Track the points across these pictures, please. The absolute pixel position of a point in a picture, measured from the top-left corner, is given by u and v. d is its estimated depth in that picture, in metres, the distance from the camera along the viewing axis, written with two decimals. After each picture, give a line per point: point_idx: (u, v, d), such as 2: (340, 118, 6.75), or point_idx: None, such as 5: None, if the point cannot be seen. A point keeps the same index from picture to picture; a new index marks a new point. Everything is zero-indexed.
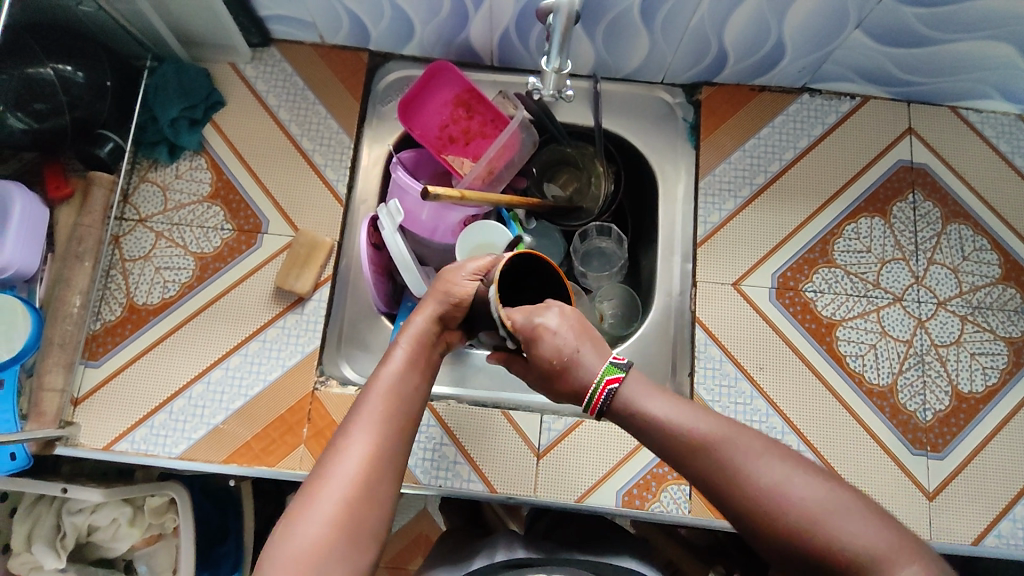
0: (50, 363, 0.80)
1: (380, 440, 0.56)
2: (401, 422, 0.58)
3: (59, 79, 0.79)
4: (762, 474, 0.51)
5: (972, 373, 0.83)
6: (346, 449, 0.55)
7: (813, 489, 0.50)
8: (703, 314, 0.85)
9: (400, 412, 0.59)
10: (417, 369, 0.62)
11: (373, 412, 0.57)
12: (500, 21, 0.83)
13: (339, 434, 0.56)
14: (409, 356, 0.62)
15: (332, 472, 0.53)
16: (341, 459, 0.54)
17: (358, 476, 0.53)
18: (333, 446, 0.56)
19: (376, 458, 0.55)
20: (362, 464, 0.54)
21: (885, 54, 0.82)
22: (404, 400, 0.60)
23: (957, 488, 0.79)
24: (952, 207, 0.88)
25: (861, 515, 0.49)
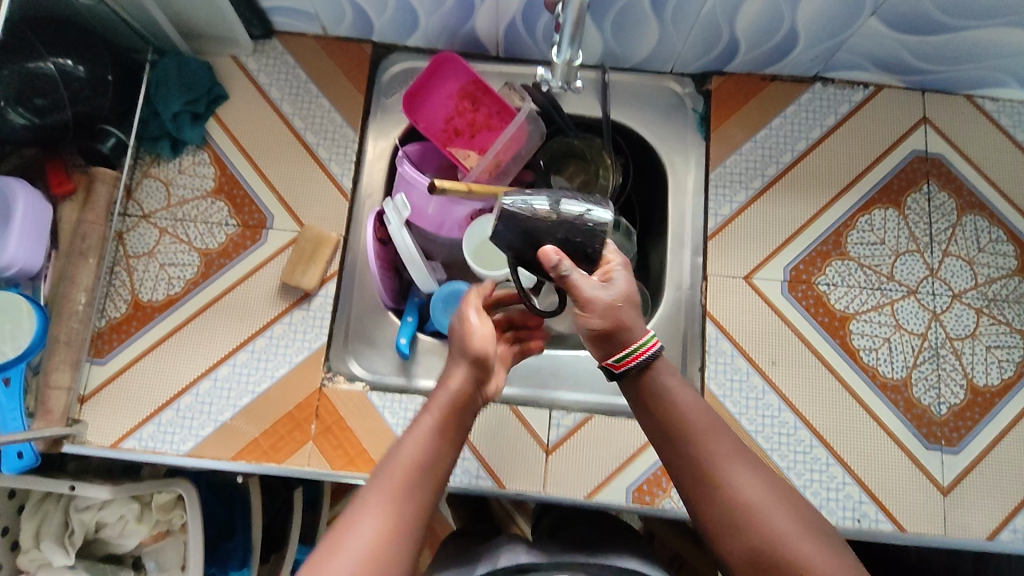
0: (58, 360, 0.79)
1: (398, 511, 0.52)
2: (422, 497, 0.54)
3: (59, 74, 0.77)
4: (743, 490, 0.54)
5: (988, 366, 0.81)
6: (360, 518, 0.51)
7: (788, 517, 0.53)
8: (714, 308, 0.84)
9: (421, 488, 0.55)
10: (445, 441, 0.58)
11: (391, 480, 0.54)
12: (507, 12, 0.82)
13: (354, 504, 0.53)
14: (438, 425, 0.58)
15: (343, 543, 0.50)
16: (352, 534, 0.51)
17: (373, 551, 0.50)
18: (346, 513, 0.52)
19: (391, 535, 0.51)
20: (378, 544, 0.50)
21: (900, 42, 0.80)
22: (428, 469, 0.56)
23: (972, 482, 0.78)
24: (967, 197, 0.86)
25: (824, 550, 0.51)
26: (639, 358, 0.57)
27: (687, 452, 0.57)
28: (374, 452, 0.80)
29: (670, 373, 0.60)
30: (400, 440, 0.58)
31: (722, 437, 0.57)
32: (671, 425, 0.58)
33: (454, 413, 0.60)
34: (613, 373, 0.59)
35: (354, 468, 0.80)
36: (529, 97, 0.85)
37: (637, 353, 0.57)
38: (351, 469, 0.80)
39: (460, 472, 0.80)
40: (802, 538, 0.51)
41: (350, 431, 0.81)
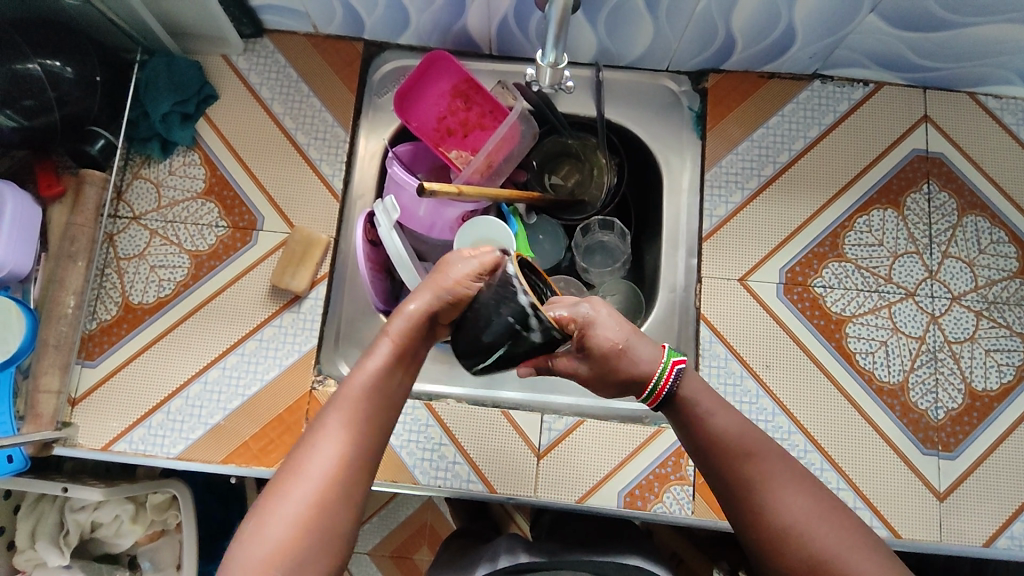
0: (46, 365, 0.79)
1: (353, 433, 0.56)
2: (376, 418, 0.58)
3: (47, 75, 0.77)
4: (786, 510, 0.55)
5: (987, 370, 0.80)
6: (317, 442, 0.55)
7: (831, 533, 0.54)
8: (708, 311, 0.83)
9: (373, 409, 0.57)
10: (398, 364, 0.60)
11: (348, 407, 0.56)
12: (498, 9, 0.80)
13: (310, 430, 0.56)
14: (395, 349, 0.60)
15: (302, 466, 0.53)
16: (311, 458, 0.54)
17: (327, 476, 0.53)
18: (306, 438, 0.55)
19: (345, 459, 0.54)
20: (334, 464, 0.54)
21: (899, 38, 0.78)
22: (383, 394, 0.58)
23: (969, 488, 0.77)
24: (968, 198, 0.84)
25: (874, 563, 0.53)
26: (665, 387, 0.60)
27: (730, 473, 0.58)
28: None
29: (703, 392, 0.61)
30: (354, 364, 0.59)
31: (769, 457, 0.58)
32: (724, 454, 0.59)
33: (410, 338, 0.61)
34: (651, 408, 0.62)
35: None
36: (522, 96, 0.84)
37: (670, 370, 0.60)
38: None
39: (451, 476, 0.80)
40: (849, 554, 0.53)
41: None
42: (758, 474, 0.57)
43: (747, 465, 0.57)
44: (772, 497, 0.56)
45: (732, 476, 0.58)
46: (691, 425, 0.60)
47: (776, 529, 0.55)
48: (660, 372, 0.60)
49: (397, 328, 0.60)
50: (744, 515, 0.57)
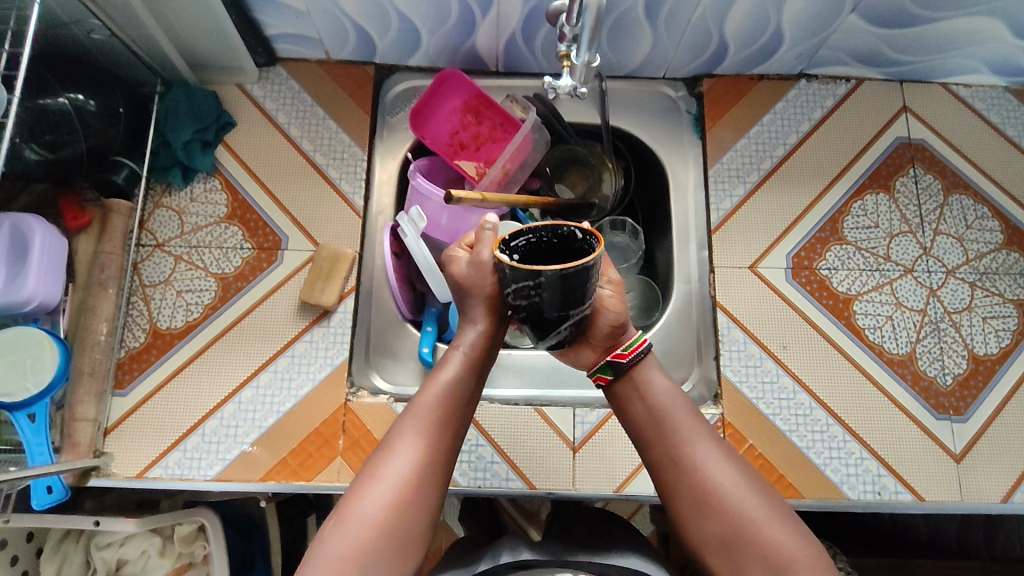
0: (82, 393, 0.79)
1: (427, 444, 0.59)
2: (448, 429, 0.61)
3: (73, 109, 0.78)
4: (712, 473, 0.58)
5: (986, 336, 0.85)
6: (393, 451, 0.58)
7: (754, 499, 0.57)
8: (723, 298, 0.87)
9: (450, 417, 0.61)
10: (472, 374, 0.64)
11: (423, 417, 0.60)
12: (507, 27, 0.85)
13: (391, 434, 0.60)
14: (470, 361, 0.64)
15: (378, 473, 0.57)
16: (392, 460, 0.57)
17: (408, 477, 0.57)
18: (382, 447, 0.59)
19: (424, 461, 0.58)
20: (414, 469, 0.57)
21: (877, 36, 0.85)
22: (455, 406, 0.62)
23: (983, 448, 0.82)
24: (951, 178, 0.91)
25: (791, 531, 0.55)
26: (642, 346, 0.65)
27: (665, 437, 0.62)
28: None
29: (655, 373, 0.66)
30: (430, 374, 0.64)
31: (697, 430, 0.62)
32: (654, 422, 0.63)
33: (481, 353, 0.65)
34: (620, 364, 0.65)
35: None
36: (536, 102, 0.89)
37: (638, 343, 0.66)
38: None
39: (489, 476, 0.81)
40: (766, 519, 0.56)
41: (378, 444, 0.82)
42: (682, 438, 0.61)
43: (675, 436, 0.61)
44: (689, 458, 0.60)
45: (658, 451, 0.62)
46: (631, 395, 0.65)
47: (697, 486, 0.58)
48: (627, 345, 0.66)
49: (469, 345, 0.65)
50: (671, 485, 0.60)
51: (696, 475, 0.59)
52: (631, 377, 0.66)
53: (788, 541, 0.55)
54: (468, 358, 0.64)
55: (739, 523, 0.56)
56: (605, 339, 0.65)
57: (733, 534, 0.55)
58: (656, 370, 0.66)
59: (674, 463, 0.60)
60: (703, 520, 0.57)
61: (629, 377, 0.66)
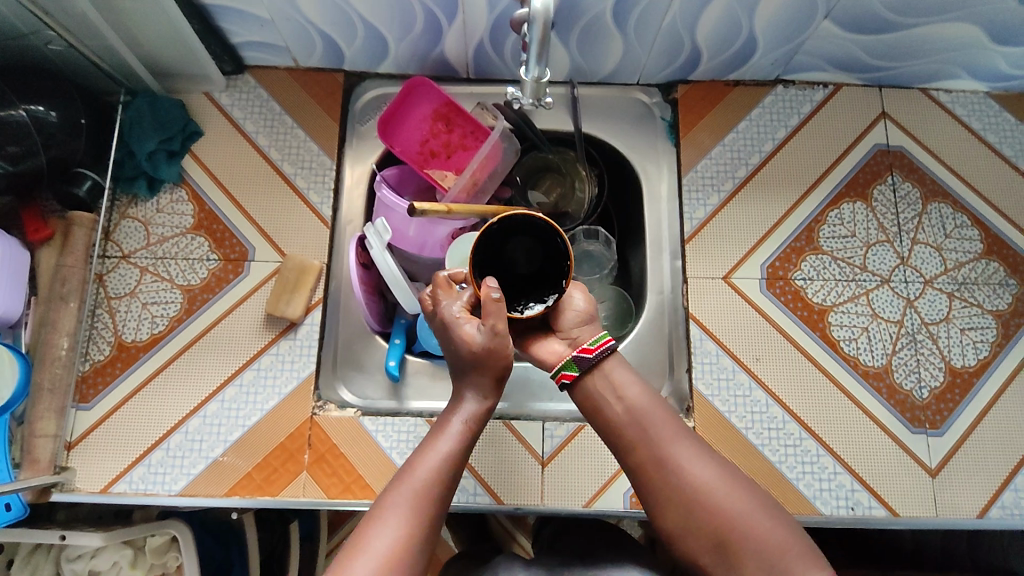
0: (42, 409, 0.78)
1: (416, 516, 0.58)
2: (439, 502, 0.61)
3: (32, 120, 0.79)
4: (694, 472, 0.60)
5: (964, 348, 0.84)
6: (382, 522, 0.57)
7: (739, 498, 0.59)
8: (696, 310, 0.86)
9: (440, 495, 0.61)
10: (466, 450, 0.65)
11: (414, 487, 0.60)
12: (474, 34, 0.83)
13: (380, 507, 0.59)
14: (463, 436, 0.65)
15: (365, 544, 0.56)
16: (380, 532, 0.57)
17: (393, 552, 0.56)
18: (371, 517, 0.59)
19: (410, 537, 0.57)
20: (401, 542, 0.56)
21: (853, 42, 0.83)
22: (448, 479, 0.62)
23: (959, 462, 0.80)
24: (930, 186, 0.89)
25: (777, 525, 0.57)
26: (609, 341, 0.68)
27: (646, 437, 0.63)
28: (370, 479, 0.80)
29: (626, 369, 0.68)
30: (422, 449, 0.64)
31: (674, 426, 0.64)
32: (632, 425, 0.64)
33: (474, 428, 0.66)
34: (585, 359, 0.67)
35: (350, 495, 0.80)
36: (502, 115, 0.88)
37: (603, 341, 0.68)
38: (348, 496, 0.79)
39: (457, 491, 0.80)
40: (754, 515, 0.58)
41: (344, 458, 0.81)
42: (657, 439, 0.63)
43: (651, 436, 0.63)
44: (673, 455, 0.62)
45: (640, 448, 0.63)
46: (608, 397, 0.66)
47: (684, 488, 0.60)
48: (593, 341, 0.68)
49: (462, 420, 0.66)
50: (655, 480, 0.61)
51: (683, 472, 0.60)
52: (605, 376, 0.67)
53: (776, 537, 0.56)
54: (461, 433, 0.65)
55: (724, 520, 0.57)
56: (569, 333, 0.72)
57: (720, 531, 0.57)
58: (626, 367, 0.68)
59: (654, 465, 0.62)
60: (688, 521, 0.59)
61: (599, 371, 0.68)
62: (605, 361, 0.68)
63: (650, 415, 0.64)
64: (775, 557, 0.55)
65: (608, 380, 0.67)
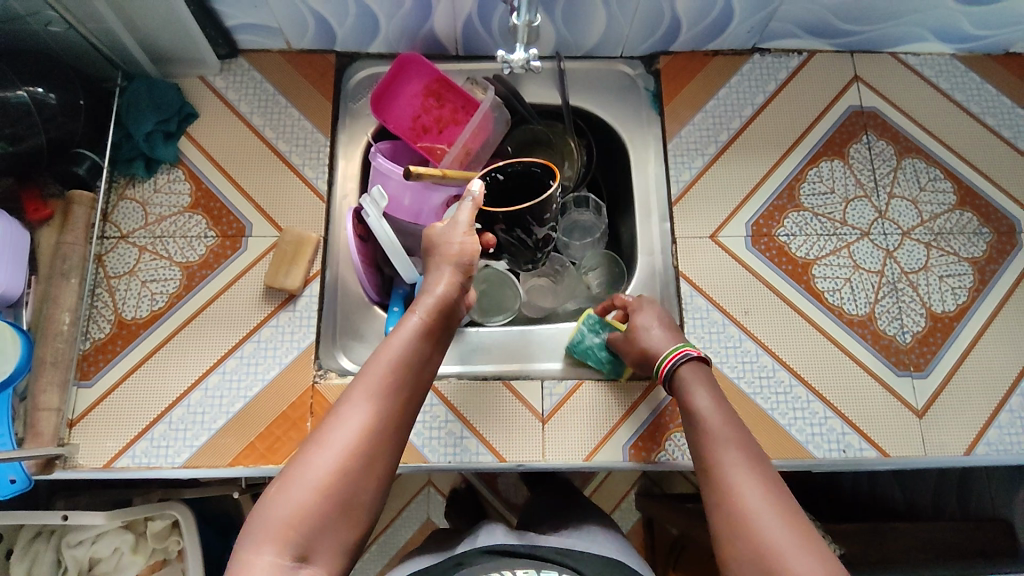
0: (45, 382, 0.79)
1: (378, 404, 0.62)
2: (401, 387, 0.64)
3: (33, 102, 0.79)
4: (746, 494, 0.58)
5: (943, 294, 0.87)
6: (345, 412, 0.61)
7: (782, 527, 0.55)
8: (686, 268, 0.88)
9: (402, 384, 0.64)
10: (426, 339, 0.68)
11: (374, 377, 0.63)
12: (463, 8, 0.86)
13: (342, 402, 0.62)
14: (422, 326, 0.68)
15: (329, 434, 0.59)
16: (342, 422, 0.60)
17: (353, 443, 0.59)
18: (335, 410, 0.62)
19: (373, 421, 0.61)
20: (360, 433, 0.60)
21: (824, 6, 0.87)
22: (410, 367, 0.65)
23: (944, 402, 0.83)
24: (904, 143, 0.93)
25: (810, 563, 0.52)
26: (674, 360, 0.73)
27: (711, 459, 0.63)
28: None
29: (701, 390, 0.70)
30: (385, 343, 0.67)
31: (738, 450, 0.63)
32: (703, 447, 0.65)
33: (436, 319, 0.70)
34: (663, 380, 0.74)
35: None
36: (489, 90, 0.89)
37: (675, 352, 0.74)
38: None
39: (459, 450, 0.81)
40: (793, 548, 0.54)
41: None
42: (724, 462, 0.62)
43: (720, 457, 0.62)
44: (732, 486, 0.59)
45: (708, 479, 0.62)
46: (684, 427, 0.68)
47: (734, 514, 0.57)
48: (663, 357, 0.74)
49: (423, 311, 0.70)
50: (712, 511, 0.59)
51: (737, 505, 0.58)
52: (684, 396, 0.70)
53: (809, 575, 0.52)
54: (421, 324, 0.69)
55: (766, 549, 0.54)
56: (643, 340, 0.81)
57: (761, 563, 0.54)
58: (703, 390, 0.70)
59: (714, 487, 0.61)
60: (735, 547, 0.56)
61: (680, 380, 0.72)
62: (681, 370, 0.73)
63: (724, 441, 0.64)
64: None
65: (686, 393, 0.70)
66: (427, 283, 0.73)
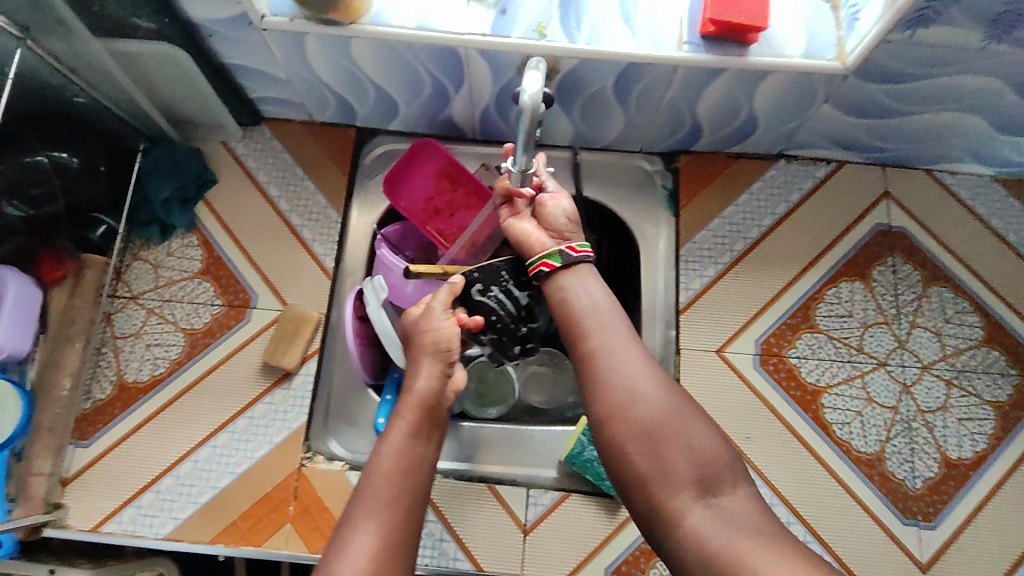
0: (40, 448, 0.81)
1: (383, 521, 0.62)
2: (401, 497, 0.65)
3: (54, 166, 0.82)
4: (632, 379, 0.65)
5: (961, 439, 0.83)
6: (353, 535, 0.61)
7: (657, 402, 0.64)
8: (688, 382, 0.85)
9: (401, 492, 0.65)
10: (418, 439, 0.70)
11: (374, 494, 0.64)
12: (480, 101, 0.85)
13: (349, 524, 0.62)
14: (411, 427, 0.70)
15: (340, 560, 0.59)
16: (352, 547, 0.60)
17: (367, 568, 0.58)
18: (341, 533, 0.62)
19: (382, 541, 0.61)
20: (372, 555, 0.59)
21: (856, 125, 0.83)
22: (406, 475, 0.67)
23: (951, 558, 0.79)
24: (932, 269, 0.89)
25: (702, 427, 0.64)
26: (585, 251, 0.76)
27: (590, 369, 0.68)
28: None
29: (593, 281, 0.74)
30: (377, 453, 0.68)
31: (615, 334, 0.69)
32: (593, 318, 0.71)
33: (425, 413, 0.71)
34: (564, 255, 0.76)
35: None
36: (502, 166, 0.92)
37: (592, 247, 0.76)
38: None
39: (437, 555, 0.80)
40: (675, 415, 0.64)
41: (327, 512, 0.82)
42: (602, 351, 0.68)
43: (594, 346, 0.69)
44: (632, 383, 0.65)
45: (600, 401, 0.66)
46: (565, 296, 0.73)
47: (619, 407, 0.64)
48: (582, 244, 0.77)
49: (411, 408, 0.71)
50: (625, 432, 0.64)
51: (647, 406, 0.64)
52: (578, 276, 0.75)
53: (699, 442, 0.62)
54: (410, 423, 0.70)
55: (649, 427, 0.63)
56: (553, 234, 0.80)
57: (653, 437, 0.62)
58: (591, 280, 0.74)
59: (594, 374, 0.67)
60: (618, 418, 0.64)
61: (575, 271, 0.75)
62: (583, 266, 0.75)
63: (599, 326, 0.70)
64: (699, 458, 0.61)
65: (568, 288, 0.74)
66: (410, 377, 0.75)
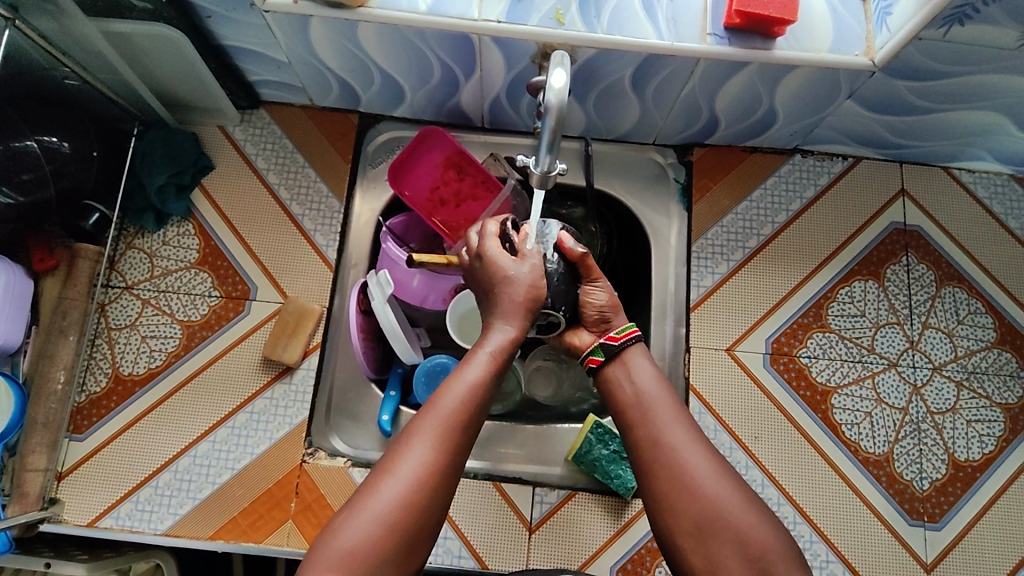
0: (34, 443, 0.78)
1: (445, 441, 0.57)
2: (468, 427, 0.59)
3: (43, 151, 0.77)
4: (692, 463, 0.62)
5: (969, 441, 0.82)
6: (411, 444, 0.57)
7: (728, 491, 0.61)
8: (697, 382, 0.84)
9: (470, 419, 0.60)
10: (495, 372, 0.63)
11: (443, 412, 0.59)
12: (491, 89, 0.83)
13: (407, 434, 0.58)
14: (493, 361, 0.63)
15: (394, 465, 0.56)
16: (406, 457, 0.56)
17: (418, 478, 0.55)
18: (398, 441, 0.58)
19: (440, 460, 0.57)
20: (428, 467, 0.56)
21: (877, 121, 0.81)
22: (479, 404, 0.60)
23: (955, 559, 0.79)
24: (945, 269, 0.87)
25: (764, 519, 0.59)
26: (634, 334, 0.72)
27: (647, 435, 0.65)
28: None
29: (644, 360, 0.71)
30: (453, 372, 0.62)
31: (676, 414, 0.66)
32: (637, 408, 0.67)
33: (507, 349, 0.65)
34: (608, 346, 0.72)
35: None
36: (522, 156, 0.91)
37: (630, 331, 0.73)
38: None
39: (441, 552, 0.79)
40: (740, 507, 0.60)
41: (330, 509, 0.80)
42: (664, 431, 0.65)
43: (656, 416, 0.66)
44: (687, 479, 0.62)
45: (655, 492, 0.62)
46: (621, 380, 0.70)
47: (680, 485, 0.61)
48: (619, 330, 0.73)
49: (494, 347, 0.64)
50: (682, 524, 0.60)
51: (700, 493, 0.60)
52: (622, 363, 0.71)
53: (763, 532, 0.58)
54: (492, 359, 0.64)
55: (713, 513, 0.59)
56: (601, 324, 0.76)
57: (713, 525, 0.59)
58: (644, 357, 0.71)
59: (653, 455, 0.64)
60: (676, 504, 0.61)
61: (620, 359, 0.72)
62: (627, 352, 0.72)
63: (662, 402, 0.67)
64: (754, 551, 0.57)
65: (628, 363, 0.71)
66: (494, 307, 0.69)
